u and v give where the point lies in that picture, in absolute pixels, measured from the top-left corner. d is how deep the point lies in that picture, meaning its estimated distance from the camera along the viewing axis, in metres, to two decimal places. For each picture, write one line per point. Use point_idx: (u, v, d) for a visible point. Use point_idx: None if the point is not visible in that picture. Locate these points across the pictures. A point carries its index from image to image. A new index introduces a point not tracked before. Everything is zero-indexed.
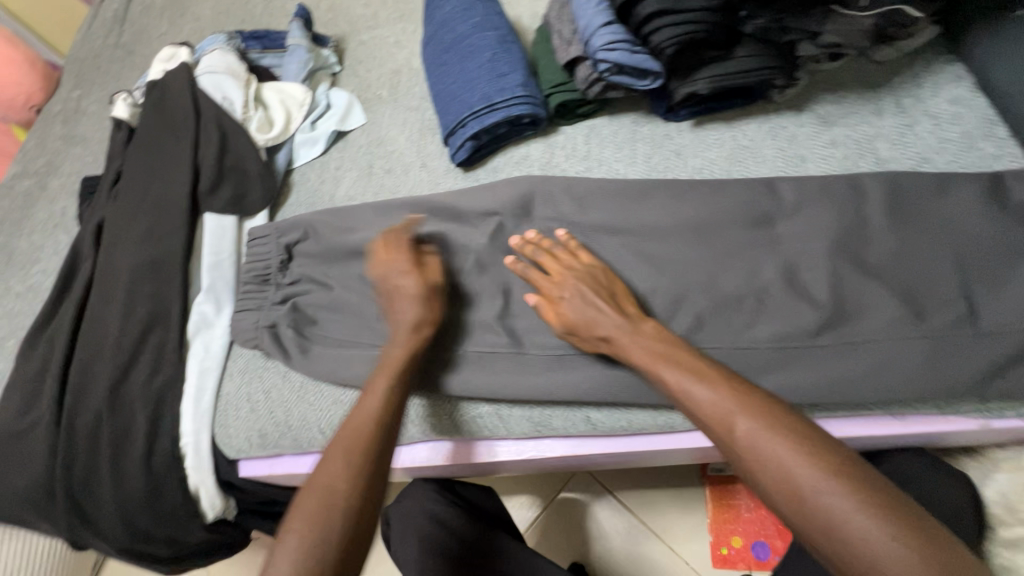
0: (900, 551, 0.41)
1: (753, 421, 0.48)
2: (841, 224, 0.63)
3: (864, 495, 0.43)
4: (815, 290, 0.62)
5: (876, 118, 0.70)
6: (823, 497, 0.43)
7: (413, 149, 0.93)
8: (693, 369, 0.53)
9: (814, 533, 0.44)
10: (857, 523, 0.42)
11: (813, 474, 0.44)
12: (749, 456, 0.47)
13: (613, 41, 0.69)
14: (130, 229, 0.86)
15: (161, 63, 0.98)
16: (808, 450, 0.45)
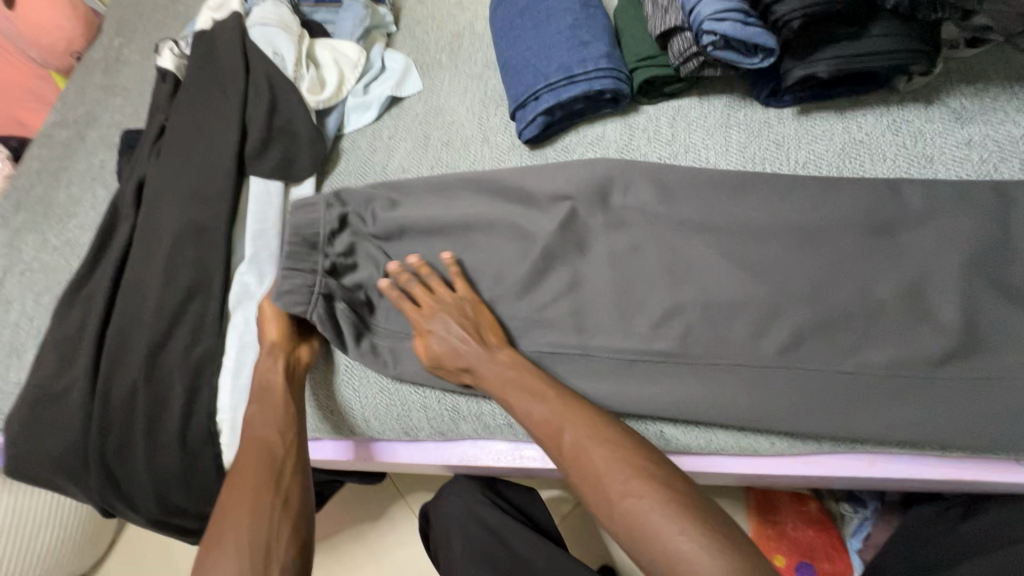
0: (698, 550, 0.45)
1: (580, 433, 0.54)
2: (978, 239, 0.55)
3: (664, 503, 0.48)
4: (943, 314, 0.54)
5: (1022, 118, 0.61)
6: (629, 498, 0.49)
7: (473, 121, 0.86)
8: (535, 388, 0.58)
9: (627, 535, 0.49)
10: (657, 523, 0.47)
11: (621, 480, 0.50)
12: (576, 466, 0.52)
13: (724, 10, 0.60)
14: (173, 189, 0.81)
15: (210, 12, 0.92)
16: (616, 461, 0.51)
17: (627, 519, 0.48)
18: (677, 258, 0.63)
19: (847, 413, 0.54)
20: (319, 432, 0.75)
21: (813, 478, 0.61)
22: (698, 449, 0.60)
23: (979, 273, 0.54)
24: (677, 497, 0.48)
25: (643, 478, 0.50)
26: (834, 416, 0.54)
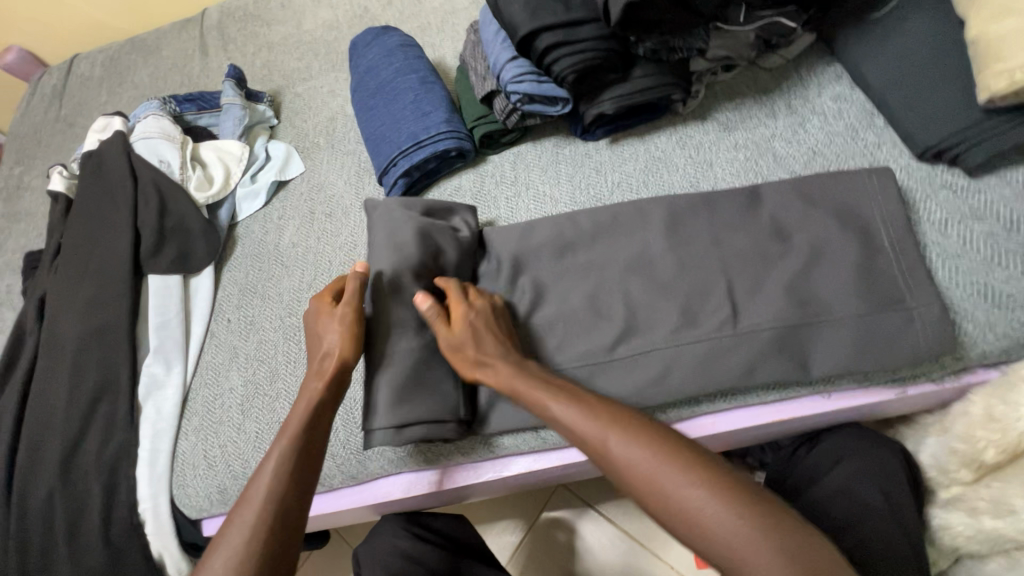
0: (750, 535, 0.43)
1: (568, 398, 0.55)
2: (751, 217, 0.66)
3: (672, 462, 0.48)
4: (737, 282, 0.64)
5: (771, 120, 0.76)
6: (633, 463, 0.49)
7: (351, 192, 0.96)
8: (569, 394, 0.56)
9: (689, 536, 0.46)
10: (707, 515, 0.45)
11: (672, 476, 0.47)
12: (601, 450, 0.51)
13: (520, 74, 0.74)
14: (73, 299, 0.86)
15: (95, 133, 1.00)
16: (666, 454, 0.49)
17: (645, 481, 0.48)
18: (522, 264, 0.70)
19: (672, 382, 0.62)
20: None
21: None
22: None
23: (753, 243, 0.65)
24: (691, 464, 0.48)
25: (676, 458, 0.48)
26: (666, 384, 0.62)
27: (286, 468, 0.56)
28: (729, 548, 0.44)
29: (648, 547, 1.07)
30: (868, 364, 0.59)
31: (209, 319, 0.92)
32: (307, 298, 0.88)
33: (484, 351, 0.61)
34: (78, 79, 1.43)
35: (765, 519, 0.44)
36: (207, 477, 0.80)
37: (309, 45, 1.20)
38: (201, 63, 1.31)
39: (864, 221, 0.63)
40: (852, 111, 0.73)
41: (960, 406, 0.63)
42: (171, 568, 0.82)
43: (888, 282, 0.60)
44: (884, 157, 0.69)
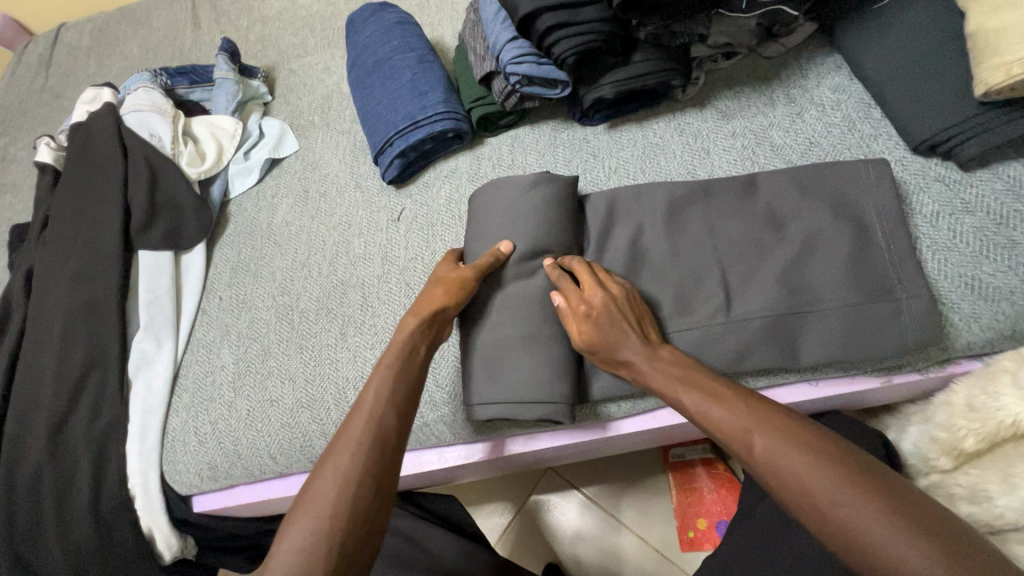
0: (919, 558, 0.39)
1: (771, 434, 0.48)
2: (745, 206, 0.67)
3: (890, 510, 0.41)
4: (731, 271, 0.64)
5: (769, 109, 0.76)
6: (854, 521, 0.42)
7: (346, 171, 0.95)
8: (709, 390, 0.53)
9: (849, 555, 0.42)
10: (873, 533, 0.41)
11: (829, 487, 0.43)
12: (747, 455, 0.48)
13: (520, 55, 0.73)
14: (61, 274, 0.85)
15: (84, 105, 0.98)
16: (824, 462, 0.45)
17: (803, 492, 0.44)
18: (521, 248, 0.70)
19: None
20: (232, 478, 0.80)
21: (665, 429, 0.73)
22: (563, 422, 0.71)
23: (747, 232, 0.66)
24: (928, 531, 0.40)
25: (831, 467, 0.44)
26: None
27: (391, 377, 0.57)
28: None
29: (634, 530, 1.09)
30: (854, 352, 0.60)
31: (202, 297, 0.92)
32: (300, 278, 0.87)
33: (621, 337, 0.59)
34: (65, 49, 1.39)
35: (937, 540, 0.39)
36: (197, 454, 0.80)
37: (305, 20, 1.18)
38: (193, 36, 1.29)
39: (857, 211, 0.64)
40: (849, 103, 0.73)
41: (942, 395, 0.64)
42: (161, 543, 0.82)
43: (881, 275, 0.60)
44: (879, 150, 0.69)
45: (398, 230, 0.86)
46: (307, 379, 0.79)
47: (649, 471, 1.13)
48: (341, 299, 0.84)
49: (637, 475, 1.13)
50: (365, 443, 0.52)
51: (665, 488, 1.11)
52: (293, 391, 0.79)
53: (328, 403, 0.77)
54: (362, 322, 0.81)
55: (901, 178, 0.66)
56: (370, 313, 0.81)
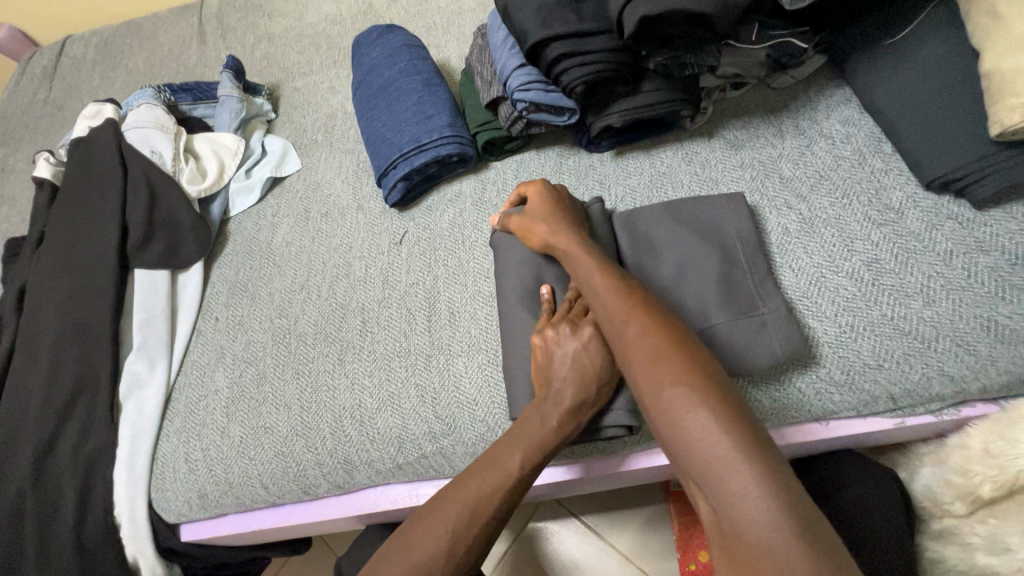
0: (724, 451, 0.41)
1: (643, 328, 0.51)
2: (735, 237, 0.67)
3: (723, 413, 0.43)
4: (710, 294, 0.63)
5: (779, 140, 0.75)
6: (679, 406, 0.45)
7: (348, 191, 0.94)
8: (615, 281, 0.57)
9: (667, 437, 0.45)
10: (691, 423, 0.43)
11: (671, 381, 0.46)
12: (618, 343, 0.52)
13: (527, 83, 0.73)
14: (55, 291, 0.83)
15: (85, 119, 0.97)
16: (677, 360, 0.47)
17: (648, 378, 0.48)
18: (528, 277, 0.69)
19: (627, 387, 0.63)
20: (222, 506, 0.78)
21: (670, 466, 0.70)
22: (564, 458, 0.68)
23: (709, 253, 0.65)
24: (735, 429, 0.42)
25: (678, 369, 0.47)
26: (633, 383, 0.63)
27: (512, 484, 0.54)
28: (735, 519, 0.39)
29: (634, 562, 1.06)
30: (851, 388, 0.60)
31: (197, 317, 0.90)
32: (299, 300, 0.86)
33: (568, 240, 0.63)
34: (70, 61, 1.39)
35: (751, 446, 0.41)
36: (187, 481, 0.78)
37: (311, 39, 1.18)
38: (199, 52, 1.28)
39: (733, 251, 0.66)
40: (860, 136, 0.72)
41: (957, 438, 0.62)
42: (146, 574, 0.79)
43: (866, 312, 0.62)
44: (889, 185, 0.68)
45: (400, 253, 0.85)
46: (302, 406, 0.77)
47: (651, 500, 1.10)
48: (340, 323, 0.82)
49: (637, 505, 1.10)
50: (448, 541, 0.51)
51: (666, 519, 1.08)
52: (288, 418, 0.77)
53: (324, 432, 0.74)
54: (360, 348, 0.79)
55: (913, 215, 0.66)
56: (369, 338, 0.79)
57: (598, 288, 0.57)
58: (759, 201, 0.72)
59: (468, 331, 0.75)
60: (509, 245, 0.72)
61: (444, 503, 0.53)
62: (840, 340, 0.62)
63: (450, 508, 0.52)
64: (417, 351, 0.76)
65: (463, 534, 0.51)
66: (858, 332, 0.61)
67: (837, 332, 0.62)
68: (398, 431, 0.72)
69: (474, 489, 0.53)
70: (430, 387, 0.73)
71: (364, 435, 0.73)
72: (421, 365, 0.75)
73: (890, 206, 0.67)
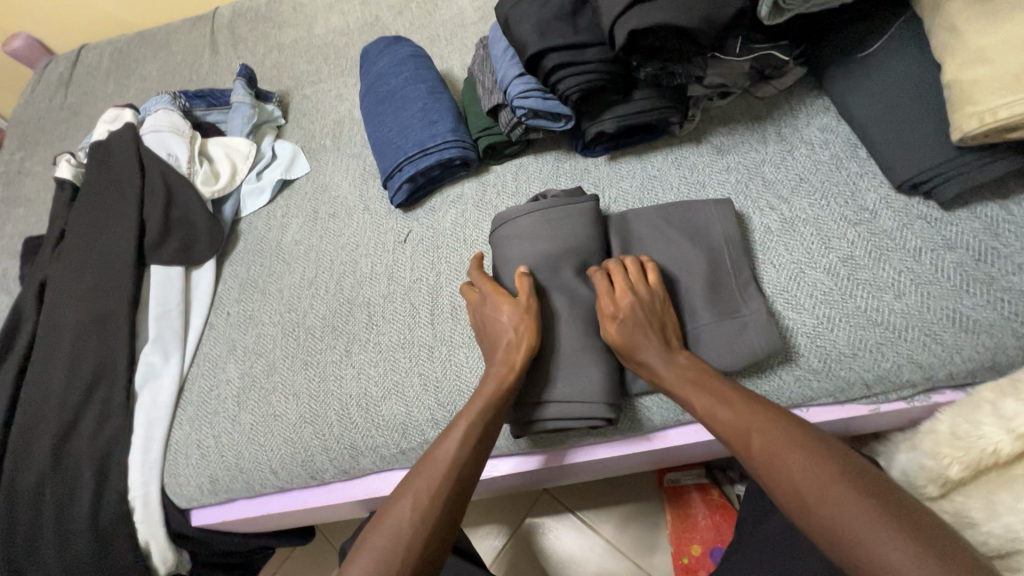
0: (904, 550, 0.44)
1: (768, 432, 0.54)
2: (724, 240, 0.71)
3: (878, 512, 0.46)
4: (698, 296, 0.68)
5: (762, 145, 0.80)
6: (829, 504, 0.48)
7: (355, 193, 0.98)
8: (720, 397, 0.58)
9: (827, 536, 0.47)
10: (853, 522, 0.46)
11: (823, 478, 0.49)
12: (742, 452, 0.55)
13: (526, 91, 0.78)
14: (75, 286, 0.87)
15: (105, 124, 1.02)
16: (818, 460, 0.50)
17: (795, 477, 0.50)
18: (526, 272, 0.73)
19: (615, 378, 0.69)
20: (232, 491, 0.81)
21: (660, 452, 0.74)
22: (560, 443, 0.72)
23: (698, 256, 0.70)
24: (921, 530, 0.45)
25: (834, 468, 0.50)
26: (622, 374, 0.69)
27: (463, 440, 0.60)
28: None
29: (629, 555, 1.09)
30: (826, 375, 0.65)
31: (209, 312, 0.94)
32: (307, 295, 0.90)
33: (649, 331, 0.63)
34: (86, 70, 1.44)
35: (916, 541, 0.44)
36: (199, 467, 0.81)
37: (319, 49, 1.23)
38: (211, 61, 1.34)
39: (721, 254, 0.70)
40: (837, 142, 0.77)
41: (928, 423, 0.66)
42: (157, 557, 0.82)
43: (843, 306, 0.66)
44: (864, 188, 0.73)
45: (404, 251, 0.89)
46: (311, 396, 0.81)
47: (645, 495, 1.14)
48: (347, 317, 0.86)
49: (632, 499, 1.14)
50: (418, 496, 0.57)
51: (660, 513, 1.12)
52: (297, 407, 0.80)
53: (331, 419, 0.78)
54: (367, 340, 0.83)
55: (886, 215, 0.70)
56: (375, 331, 0.83)
57: (698, 401, 0.59)
58: (743, 203, 0.76)
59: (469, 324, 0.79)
60: (512, 237, 0.73)
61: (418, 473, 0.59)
62: (818, 331, 0.66)
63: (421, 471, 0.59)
64: (420, 342, 0.80)
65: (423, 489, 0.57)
66: (835, 323, 0.66)
67: (815, 323, 0.66)
68: (402, 417, 0.76)
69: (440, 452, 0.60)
70: (433, 376, 0.77)
71: (369, 422, 0.77)
72: (424, 356, 0.79)
73: (864, 207, 0.72)
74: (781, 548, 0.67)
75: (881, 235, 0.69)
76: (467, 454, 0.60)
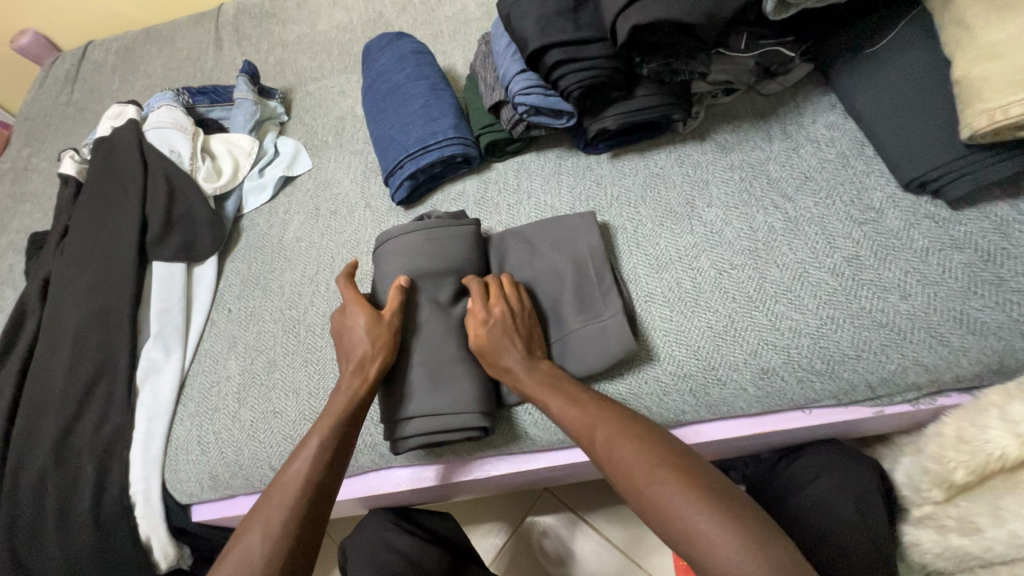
0: (723, 535, 0.45)
1: (610, 429, 0.55)
2: None
3: (703, 501, 0.47)
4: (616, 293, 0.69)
5: (767, 143, 0.79)
6: (660, 496, 0.48)
7: (357, 190, 0.98)
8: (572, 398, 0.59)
9: (666, 529, 0.48)
10: (679, 513, 0.47)
11: (652, 472, 0.50)
12: (593, 449, 0.55)
13: (528, 87, 0.77)
14: (77, 281, 0.88)
15: (108, 120, 1.02)
16: (648, 452, 0.52)
17: (629, 473, 0.51)
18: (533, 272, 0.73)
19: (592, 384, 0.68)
20: (233, 488, 0.81)
21: None
22: (561, 442, 0.72)
23: None
24: (741, 513, 0.46)
25: (659, 461, 0.51)
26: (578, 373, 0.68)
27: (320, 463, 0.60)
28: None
29: (630, 555, 1.09)
30: (828, 377, 0.64)
31: (211, 308, 0.94)
32: (308, 292, 0.90)
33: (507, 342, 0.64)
34: (92, 66, 1.45)
35: (737, 528, 0.45)
36: (200, 463, 0.81)
37: (323, 45, 1.23)
38: (215, 57, 1.34)
39: None
40: (844, 140, 0.76)
41: (933, 426, 0.65)
42: (157, 553, 0.82)
43: (847, 307, 0.65)
44: (870, 186, 0.72)
45: None
46: (310, 393, 0.81)
47: None
48: None
49: None
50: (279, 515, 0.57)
51: None
52: (297, 404, 0.80)
53: None
54: None
55: (893, 214, 0.69)
56: None
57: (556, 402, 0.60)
58: (746, 201, 0.75)
59: None
60: (390, 255, 0.71)
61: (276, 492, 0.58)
62: (820, 332, 0.65)
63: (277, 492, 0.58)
64: None
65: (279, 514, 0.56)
66: (838, 324, 0.65)
67: (818, 324, 0.65)
68: None
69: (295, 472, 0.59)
70: None
71: (368, 420, 0.76)
72: None
73: (871, 206, 0.70)
74: None
75: (885, 235, 0.68)
76: (317, 463, 0.60)
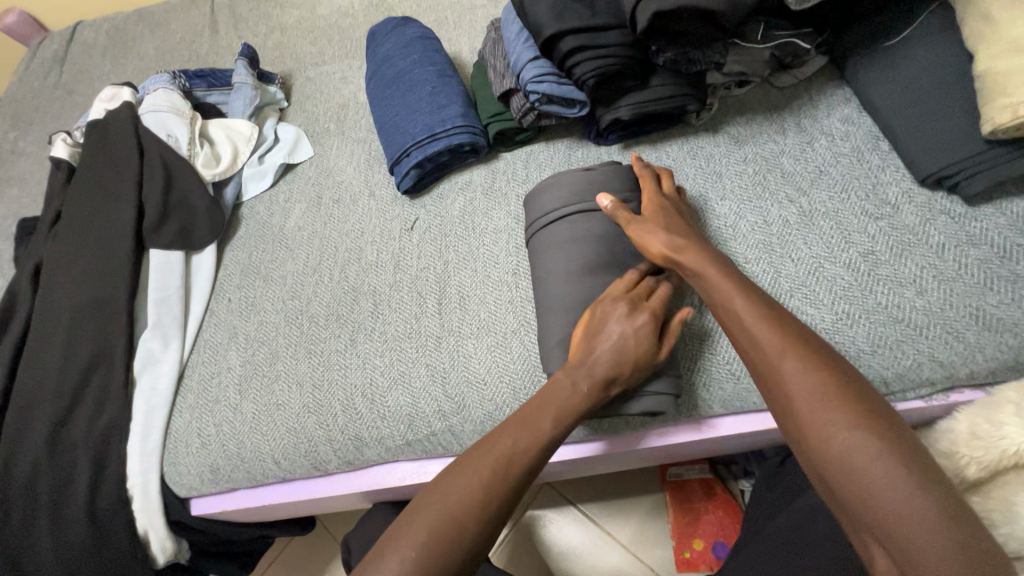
0: (908, 497, 0.43)
1: (800, 361, 0.51)
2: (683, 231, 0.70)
3: (898, 460, 0.44)
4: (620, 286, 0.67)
5: (781, 136, 0.78)
6: (850, 444, 0.46)
7: (360, 179, 0.96)
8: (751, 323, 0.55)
9: (835, 477, 0.46)
10: (868, 465, 0.45)
11: (839, 418, 0.47)
12: (772, 373, 0.52)
13: (540, 74, 0.75)
14: (71, 268, 0.85)
15: (102, 102, 0.99)
16: (838, 397, 0.48)
17: (815, 413, 0.48)
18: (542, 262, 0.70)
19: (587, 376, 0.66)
20: (233, 481, 0.80)
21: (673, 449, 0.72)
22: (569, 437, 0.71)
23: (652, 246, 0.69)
24: (932, 477, 0.44)
25: (848, 409, 0.47)
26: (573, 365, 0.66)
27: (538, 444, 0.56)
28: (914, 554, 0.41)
29: (630, 548, 1.09)
30: None
31: (210, 298, 0.92)
32: (310, 283, 0.88)
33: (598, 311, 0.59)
34: (81, 47, 1.40)
35: (931, 492, 0.43)
36: (200, 456, 0.79)
37: (323, 30, 1.20)
38: (211, 40, 1.30)
39: None
40: (859, 134, 0.75)
41: (945, 422, 0.65)
42: (155, 547, 0.81)
43: (861, 302, 0.65)
44: (885, 181, 0.71)
45: (411, 240, 0.87)
46: (314, 384, 0.79)
47: (648, 489, 1.13)
48: (351, 305, 0.84)
49: (634, 493, 1.13)
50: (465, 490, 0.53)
51: (662, 507, 1.11)
52: (300, 396, 0.79)
53: (335, 409, 0.77)
54: (373, 329, 0.81)
55: (909, 209, 0.69)
56: (381, 320, 0.81)
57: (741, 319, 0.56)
58: (760, 195, 0.75)
59: (477, 314, 0.78)
60: None
61: (461, 469, 0.55)
62: (837, 327, 0.64)
63: (481, 465, 0.55)
64: (427, 332, 0.79)
65: (469, 496, 0.53)
66: (854, 320, 0.64)
67: (834, 319, 0.65)
68: (407, 408, 0.74)
69: (500, 447, 0.56)
70: (440, 368, 0.75)
71: (374, 413, 0.75)
72: (431, 346, 0.77)
73: (886, 200, 0.70)
74: (793, 546, 0.66)
75: (900, 231, 0.68)
76: (528, 445, 0.56)
